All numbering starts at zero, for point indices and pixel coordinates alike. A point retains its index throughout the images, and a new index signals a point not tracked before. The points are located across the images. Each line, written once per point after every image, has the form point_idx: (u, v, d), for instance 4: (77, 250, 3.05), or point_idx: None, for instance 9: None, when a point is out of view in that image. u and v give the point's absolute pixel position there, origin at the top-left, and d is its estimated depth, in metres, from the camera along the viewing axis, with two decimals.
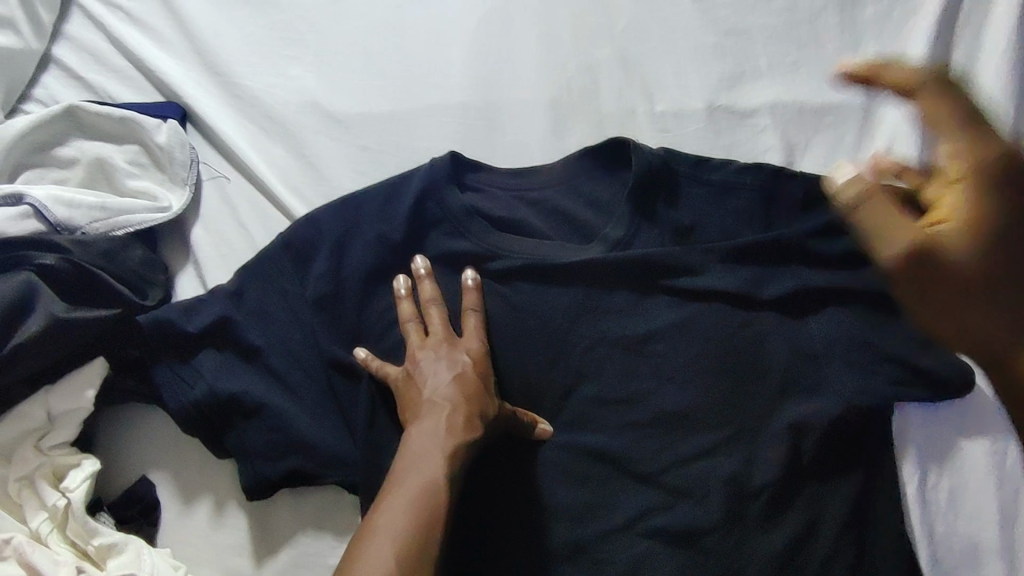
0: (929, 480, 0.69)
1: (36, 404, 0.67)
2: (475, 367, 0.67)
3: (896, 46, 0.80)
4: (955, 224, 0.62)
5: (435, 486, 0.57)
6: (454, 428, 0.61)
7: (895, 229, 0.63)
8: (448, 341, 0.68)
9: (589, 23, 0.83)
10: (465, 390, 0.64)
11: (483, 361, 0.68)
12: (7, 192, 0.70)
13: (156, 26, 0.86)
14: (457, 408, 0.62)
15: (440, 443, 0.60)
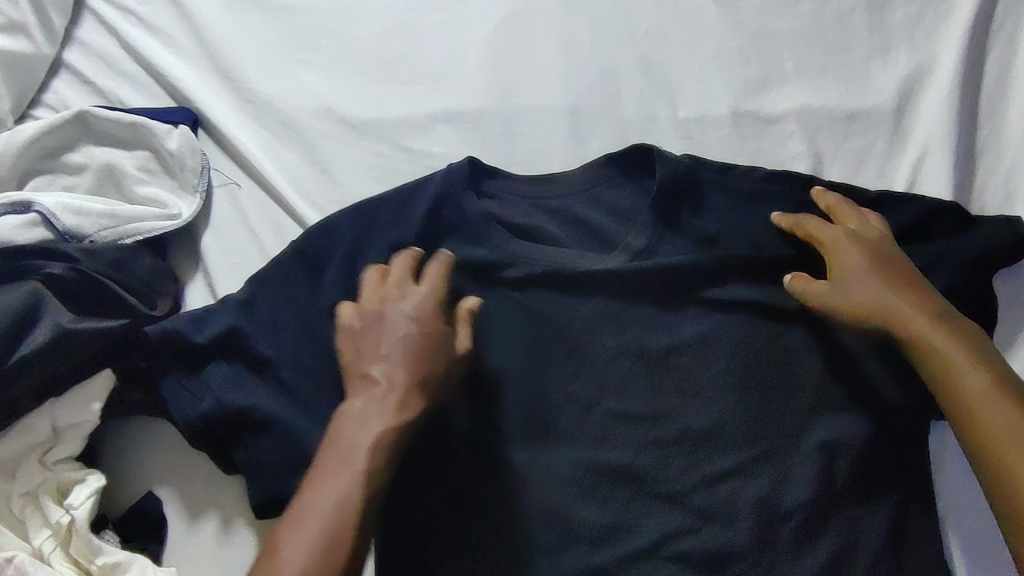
0: (969, 501, 0.66)
1: (40, 418, 0.64)
2: (429, 326, 0.62)
3: (928, 50, 0.78)
4: (871, 282, 0.65)
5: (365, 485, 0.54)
6: (392, 413, 0.57)
7: (844, 285, 0.65)
8: (395, 301, 0.63)
9: (610, 27, 0.81)
10: (408, 362, 0.60)
11: (439, 339, 0.63)
12: (15, 199, 0.68)
13: (169, 30, 0.85)
14: (399, 384, 0.59)
15: (376, 434, 0.56)
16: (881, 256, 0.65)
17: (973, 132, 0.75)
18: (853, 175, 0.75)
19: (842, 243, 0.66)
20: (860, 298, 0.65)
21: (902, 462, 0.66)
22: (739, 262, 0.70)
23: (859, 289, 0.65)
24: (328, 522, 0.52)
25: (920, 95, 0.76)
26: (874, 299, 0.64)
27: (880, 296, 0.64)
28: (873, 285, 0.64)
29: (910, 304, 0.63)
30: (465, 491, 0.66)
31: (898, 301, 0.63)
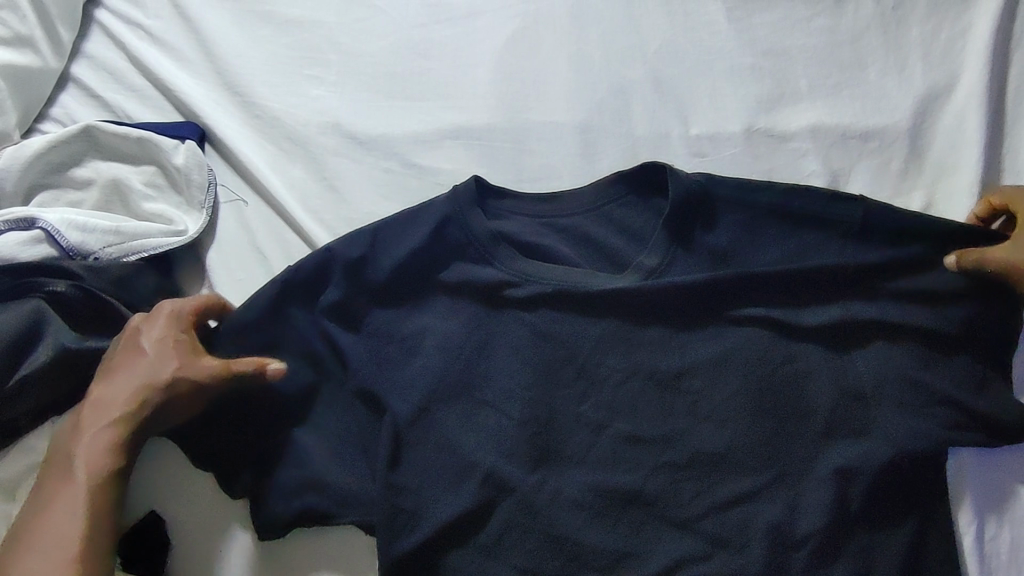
0: (987, 532, 0.64)
1: (41, 436, 0.64)
2: (176, 339, 0.63)
3: (945, 68, 0.77)
4: None
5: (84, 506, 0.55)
6: (125, 426, 0.59)
7: None
8: (154, 316, 0.64)
9: (621, 43, 0.80)
10: (145, 375, 0.61)
11: (173, 347, 0.62)
12: (18, 215, 0.67)
13: (177, 44, 0.84)
14: (122, 391, 0.60)
15: (96, 448, 0.58)
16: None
17: (993, 150, 0.73)
18: (867, 194, 0.74)
19: None
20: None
21: (924, 485, 0.64)
22: (753, 280, 0.68)
23: None
24: (51, 547, 0.53)
25: (935, 113, 0.75)
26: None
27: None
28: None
29: None
30: (457, 494, 0.65)
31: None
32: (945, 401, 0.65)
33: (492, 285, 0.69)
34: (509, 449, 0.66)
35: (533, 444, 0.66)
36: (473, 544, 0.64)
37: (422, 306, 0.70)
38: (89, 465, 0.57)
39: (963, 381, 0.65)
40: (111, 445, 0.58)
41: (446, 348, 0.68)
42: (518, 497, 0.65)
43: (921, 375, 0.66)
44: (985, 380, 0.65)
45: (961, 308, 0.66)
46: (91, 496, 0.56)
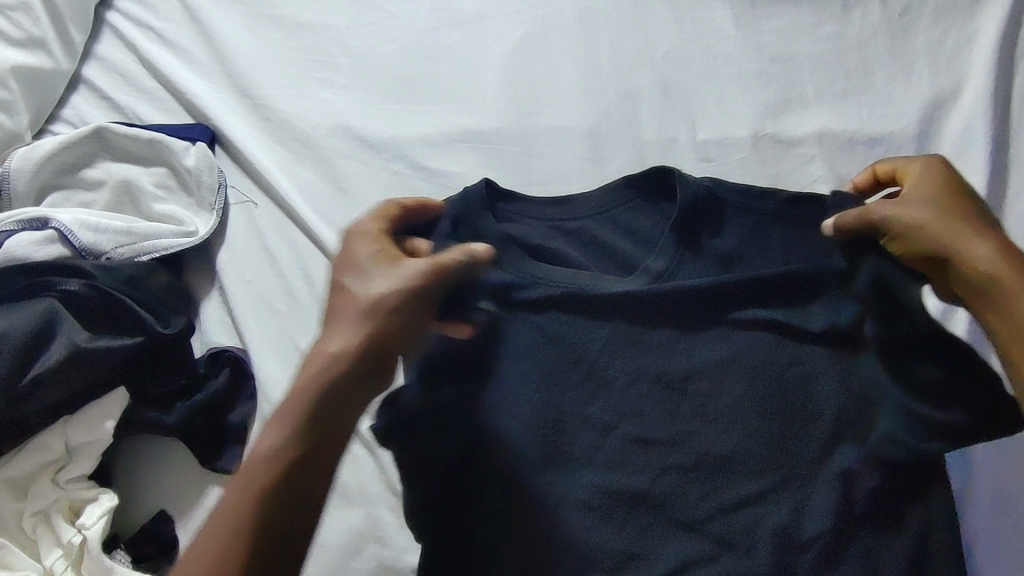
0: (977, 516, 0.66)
1: (53, 435, 0.64)
2: (370, 266, 0.56)
3: (951, 75, 0.77)
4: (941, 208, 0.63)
5: (268, 481, 0.49)
6: (321, 377, 0.52)
7: (914, 208, 0.64)
8: (356, 240, 0.58)
9: (629, 49, 0.81)
10: (343, 314, 0.54)
11: (351, 267, 0.56)
12: (33, 215, 0.68)
13: (188, 47, 0.85)
14: (331, 341, 0.53)
15: (279, 424, 0.51)
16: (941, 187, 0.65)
17: (1000, 156, 0.74)
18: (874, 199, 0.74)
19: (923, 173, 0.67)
20: (924, 216, 0.63)
21: (931, 488, 0.64)
22: (763, 282, 0.68)
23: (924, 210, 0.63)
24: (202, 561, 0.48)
25: (941, 119, 0.76)
26: (927, 220, 0.62)
27: (948, 222, 0.63)
28: (946, 210, 0.63)
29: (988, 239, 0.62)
30: (469, 495, 0.65)
31: (963, 228, 0.62)
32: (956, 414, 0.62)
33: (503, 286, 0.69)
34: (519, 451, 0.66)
35: (543, 444, 0.66)
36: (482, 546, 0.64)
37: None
38: (282, 432, 0.51)
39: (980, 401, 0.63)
40: (317, 398, 0.51)
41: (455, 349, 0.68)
42: (528, 498, 0.64)
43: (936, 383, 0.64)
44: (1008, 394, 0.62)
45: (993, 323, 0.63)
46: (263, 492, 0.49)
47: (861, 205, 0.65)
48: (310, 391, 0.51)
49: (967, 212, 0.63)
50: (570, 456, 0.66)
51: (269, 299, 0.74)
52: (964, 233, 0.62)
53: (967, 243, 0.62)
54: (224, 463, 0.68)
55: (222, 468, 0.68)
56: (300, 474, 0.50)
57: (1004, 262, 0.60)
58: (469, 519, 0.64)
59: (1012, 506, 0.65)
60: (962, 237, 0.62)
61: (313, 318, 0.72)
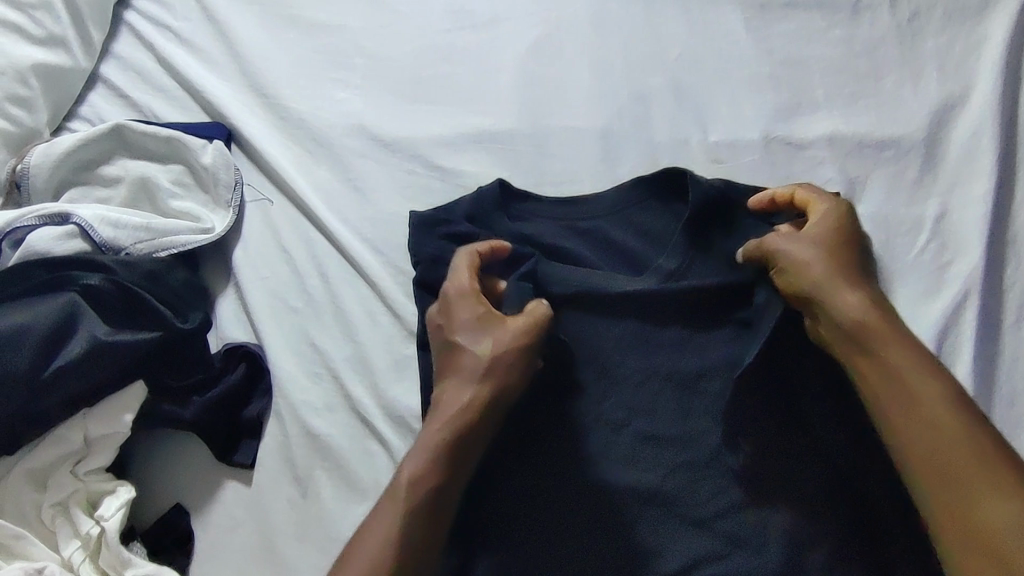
0: None
1: (72, 428, 0.64)
2: (460, 332, 0.62)
3: (959, 80, 0.78)
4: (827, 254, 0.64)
5: (401, 516, 0.55)
6: (457, 427, 0.58)
7: (802, 247, 0.65)
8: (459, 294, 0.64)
9: (641, 51, 0.82)
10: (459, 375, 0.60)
11: (491, 319, 0.63)
12: (51, 211, 0.68)
13: (205, 46, 0.86)
14: (461, 388, 0.60)
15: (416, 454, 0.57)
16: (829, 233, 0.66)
17: (1007, 161, 0.75)
18: (883, 201, 0.75)
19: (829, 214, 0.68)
20: (808, 256, 0.65)
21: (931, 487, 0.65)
22: (775, 281, 0.69)
23: (811, 250, 0.65)
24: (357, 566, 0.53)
25: (949, 123, 0.77)
26: (807, 259, 0.64)
27: (831, 268, 0.64)
28: (828, 255, 0.64)
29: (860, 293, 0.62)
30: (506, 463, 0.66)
31: (836, 280, 0.63)
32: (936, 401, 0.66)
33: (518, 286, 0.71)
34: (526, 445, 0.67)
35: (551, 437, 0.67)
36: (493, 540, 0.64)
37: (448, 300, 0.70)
38: (416, 473, 0.56)
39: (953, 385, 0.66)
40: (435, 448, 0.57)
41: None
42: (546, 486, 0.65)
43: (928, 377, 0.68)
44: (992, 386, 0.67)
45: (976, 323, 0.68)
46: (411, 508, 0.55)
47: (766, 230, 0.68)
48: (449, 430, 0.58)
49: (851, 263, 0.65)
50: (583, 453, 0.67)
51: (284, 296, 0.75)
52: (832, 283, 0.63)
53: (848, 293, 0.62)
54: (239, 457, 0.69)
55: (237, 462, 0.69)
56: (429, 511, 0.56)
57: (873, 312, 0.60)
58: (478, 510, 0.65)
59: None
60: (834, 288, 0.62)
61: (328, 315, 0.74)
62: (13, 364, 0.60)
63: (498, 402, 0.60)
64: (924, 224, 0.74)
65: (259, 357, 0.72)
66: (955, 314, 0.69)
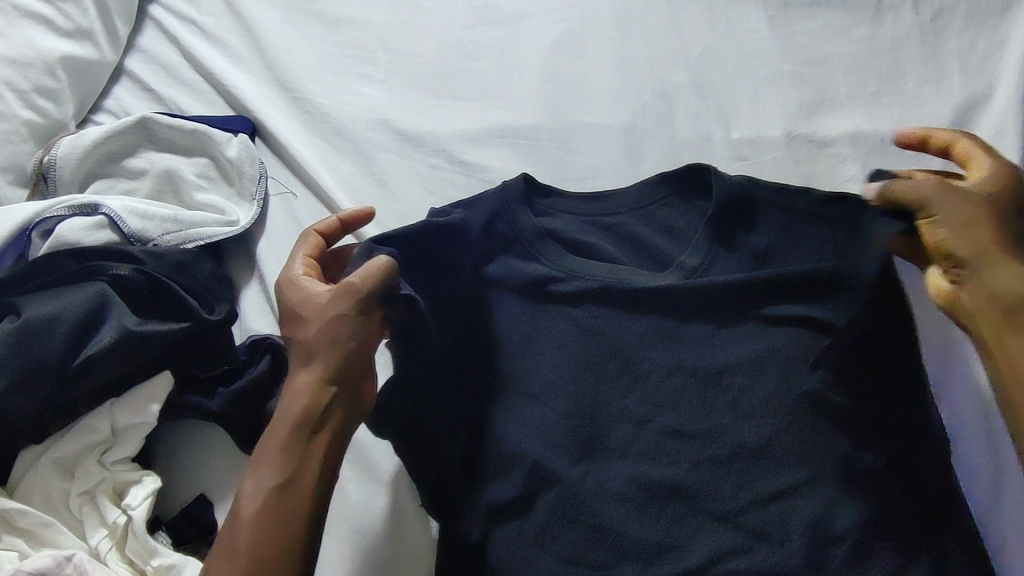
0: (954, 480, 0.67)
1: (100, 417, 0.65)
2: (295, 325, 0.61)
3: (983, 78, 0.78)
4: (986, 222, 0.63)
5: (251, 518, 0.54)
6: (293, 415, 0.57)
7: (943, 212, 0.64)
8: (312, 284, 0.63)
9: (664, 49, 0.83)
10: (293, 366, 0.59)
11: (317, 293, 0.61)
12: (81, 202, 0.69)
13: (230, 40, 0.86)
14: (303, 377, 0.58)
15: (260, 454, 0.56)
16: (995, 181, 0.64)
17: None
18: None
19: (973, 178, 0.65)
20: (959, 219, 0.63)
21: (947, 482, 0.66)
22: (797, 277, 0.69)
23: (966, 214, 0.63)
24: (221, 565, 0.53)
25: (973, 121, 0.77)
26: (978, 215, 0.63)
27: (973, 239, 0.62)
28: (993, 202, 0.63)
29: (1005, 263, 0.61)
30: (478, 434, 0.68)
31: (1001, 242, 0.62)
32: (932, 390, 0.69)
33: (541, 281, 0.71)
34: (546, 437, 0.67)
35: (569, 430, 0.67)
36: (519, 533, 0.65)
37: (472, 295, 0.71)
38: (260, 472, 0.55)
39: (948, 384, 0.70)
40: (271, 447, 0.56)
41: (489, 339, 0.70)
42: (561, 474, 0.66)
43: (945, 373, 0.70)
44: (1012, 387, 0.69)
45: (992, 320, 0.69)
46: (262, 501, 0.54)
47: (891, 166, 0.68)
48: (285, 423, 0.57)
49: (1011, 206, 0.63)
50: (608, 447, 0.67)
51: None
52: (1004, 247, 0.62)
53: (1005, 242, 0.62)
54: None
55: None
56: (279, 503, 0.54)
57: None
58: (498, 503, 0.66)
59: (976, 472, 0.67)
60: (999, 239, 0.62)
61: None
62: (44, 354, 0.60)
63: (341, 376, 0.58)
64: None
65: (281, 351, 0.71)
66: None
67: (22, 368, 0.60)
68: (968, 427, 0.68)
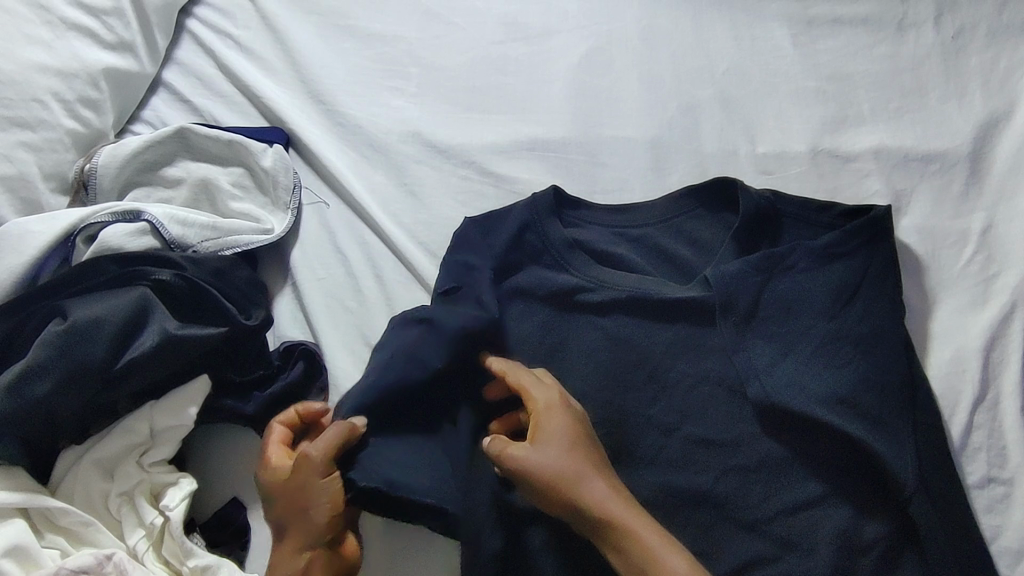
0: (983, 489, 0.67)
1: (140, 419, 0.66)
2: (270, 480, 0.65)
3: (1003, 97, 0.80)
4: (573, 458, 0.61)
5: None
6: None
7: (540, 451, 0.61)
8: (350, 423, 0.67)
9: (690, 65, 0.84)
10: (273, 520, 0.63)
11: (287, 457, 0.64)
12: (123, 209, 0.70)
13: (265, 54, 0.89)
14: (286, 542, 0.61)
15: None
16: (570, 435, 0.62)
17: None
18: (930, 215, 0.76)
19: (553, 407, 0.63)
20: (550, 466, 0.60)
21: (970, 493, 0.67)
22: (821, 289, 0.71)
23: (556, 460, 0.60)
24: None
25: (994, 138, 0.78)
26: (573, 473, 0.60)
27: (572, 457, 0.61)
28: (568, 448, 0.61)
29: (602, 479, 0.61)
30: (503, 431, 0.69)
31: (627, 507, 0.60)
32: (959, 401, 0.69)
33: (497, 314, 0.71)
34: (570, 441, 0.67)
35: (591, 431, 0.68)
36: (542, 530, 0.66)
37: (408, 343, 0.68)
38: None
39: (983, 392, 0.70)
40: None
41: (519, 346, 0.71)
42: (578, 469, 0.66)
43: (975, 377, 0.70)
44: None
45: (1012, 335, 0.71)
46: None
47: (523, 376, 0.65)
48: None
49: (596, 462, 0.62)
50: (636, 456, 0.68)
51: (340, 296, 0.77)
52: (626, 511, 0.59)
53: (581, 487, 0.60)
54: None
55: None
56: None
57: (618, 502, 0.60)
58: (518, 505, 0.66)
59: (1004, 481, 0.67)
60: (586, 479, 0.60)
61: (383, 315, 0.75)
62: (90, 358, 0.62)
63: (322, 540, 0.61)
64: (971, 236, 0.75)
65: (316, 354, 0.73)
66: (1001, 325, 0.71)
67: (68, 368, 0.61)
68: (995, 438, 0.68)
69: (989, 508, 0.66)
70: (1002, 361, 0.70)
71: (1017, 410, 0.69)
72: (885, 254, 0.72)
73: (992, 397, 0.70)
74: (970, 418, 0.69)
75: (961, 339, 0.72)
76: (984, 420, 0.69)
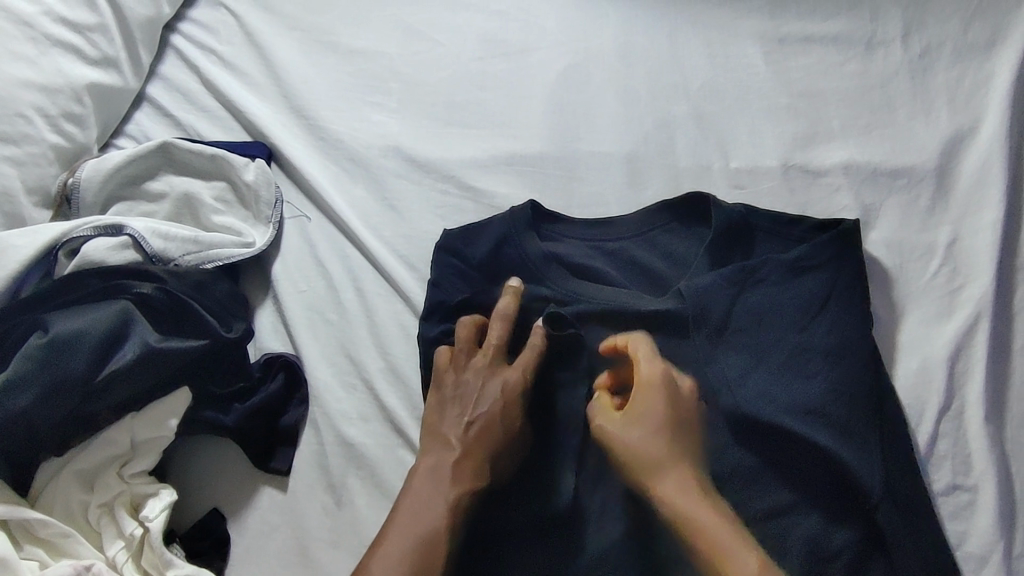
0: (949, 495, 0.69)
1: (120, 431, 0.66)
2: (471, 475, 0.65)
3: (969, 112, 0.82)
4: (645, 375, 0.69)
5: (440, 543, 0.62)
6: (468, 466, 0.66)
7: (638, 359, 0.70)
8: (470, 400, 0.68)
9: (665, 82, 0.86)
10: (486, 415, 0.67)
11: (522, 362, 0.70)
12: (106, 223, 0.71)
13: (248, 69, 0.90)
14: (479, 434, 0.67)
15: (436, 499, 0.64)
16: (674, 413, 0.67)
17: (1017, 191, 0.78)
18: (898, 229, 0.79)
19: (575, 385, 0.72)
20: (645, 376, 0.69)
21: (935, 499, 0.69)
22: (791, 302, 0.73)
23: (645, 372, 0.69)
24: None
25: (961, 153, 0.81)
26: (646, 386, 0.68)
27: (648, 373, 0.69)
28: (632, 429, 0.67)
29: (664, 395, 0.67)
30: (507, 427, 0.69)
31: (647, 458, 0.65)
32: (926, 409, 0.71)
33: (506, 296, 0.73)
34: (534, 451, 0.69)
35: (549, 422, 0.70)
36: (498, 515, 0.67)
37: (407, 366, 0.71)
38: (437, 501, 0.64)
39: (949, 400, 0.71)
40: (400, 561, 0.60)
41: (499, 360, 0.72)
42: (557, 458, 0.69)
43: (941, 386, 0.72)
44: (999, 407, 0.71)
45: (978, 345, 0.72)
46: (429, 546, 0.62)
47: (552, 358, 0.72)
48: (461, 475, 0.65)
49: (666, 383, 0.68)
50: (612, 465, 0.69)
51: (321, 308, 0.78)
52: (644, 462, 0.65)
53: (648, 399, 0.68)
54: (277, 463, 0.72)
55: (275, 468, 0.72)
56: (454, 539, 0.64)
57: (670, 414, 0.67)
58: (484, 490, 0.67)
59: (969, 488, 0.69)
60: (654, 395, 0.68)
61: (363, 327, 0.76)
62: (71, 371, 0.62)
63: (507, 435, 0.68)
64: (937, 249, 0.77)
65: (296, 365, 0.75)
66: (966, 335, 0.73)
67: (50, 382, 0.62)
68: (961, 445, 0.70)
69: (955, 514, 0.68)
70: (967, 371, 0.72)
71: (982, 418, 0.70)
72: (854, 266, 0.74)
73: (957, 406, 0.71)
74: (935, 427, 0.71)
75: (927, 350, 0.73)
76: (949, 429, 0.71)
